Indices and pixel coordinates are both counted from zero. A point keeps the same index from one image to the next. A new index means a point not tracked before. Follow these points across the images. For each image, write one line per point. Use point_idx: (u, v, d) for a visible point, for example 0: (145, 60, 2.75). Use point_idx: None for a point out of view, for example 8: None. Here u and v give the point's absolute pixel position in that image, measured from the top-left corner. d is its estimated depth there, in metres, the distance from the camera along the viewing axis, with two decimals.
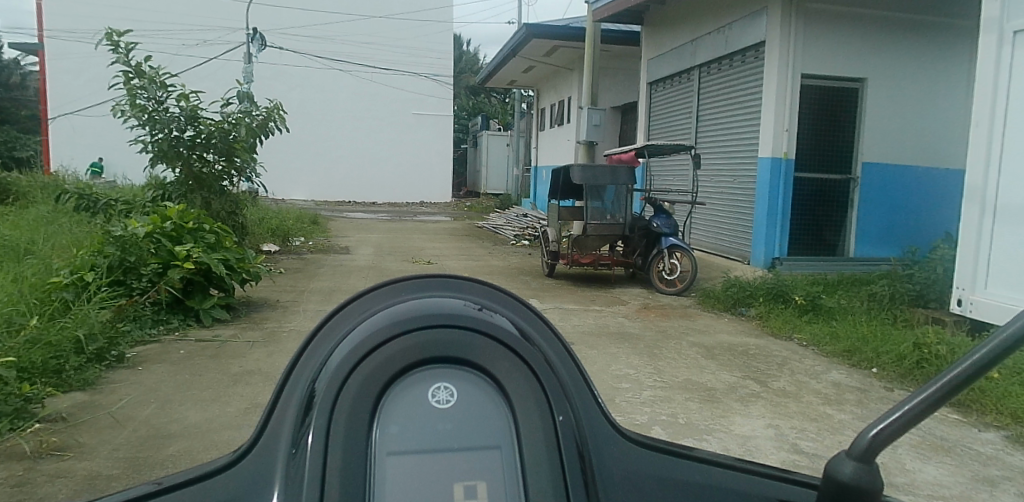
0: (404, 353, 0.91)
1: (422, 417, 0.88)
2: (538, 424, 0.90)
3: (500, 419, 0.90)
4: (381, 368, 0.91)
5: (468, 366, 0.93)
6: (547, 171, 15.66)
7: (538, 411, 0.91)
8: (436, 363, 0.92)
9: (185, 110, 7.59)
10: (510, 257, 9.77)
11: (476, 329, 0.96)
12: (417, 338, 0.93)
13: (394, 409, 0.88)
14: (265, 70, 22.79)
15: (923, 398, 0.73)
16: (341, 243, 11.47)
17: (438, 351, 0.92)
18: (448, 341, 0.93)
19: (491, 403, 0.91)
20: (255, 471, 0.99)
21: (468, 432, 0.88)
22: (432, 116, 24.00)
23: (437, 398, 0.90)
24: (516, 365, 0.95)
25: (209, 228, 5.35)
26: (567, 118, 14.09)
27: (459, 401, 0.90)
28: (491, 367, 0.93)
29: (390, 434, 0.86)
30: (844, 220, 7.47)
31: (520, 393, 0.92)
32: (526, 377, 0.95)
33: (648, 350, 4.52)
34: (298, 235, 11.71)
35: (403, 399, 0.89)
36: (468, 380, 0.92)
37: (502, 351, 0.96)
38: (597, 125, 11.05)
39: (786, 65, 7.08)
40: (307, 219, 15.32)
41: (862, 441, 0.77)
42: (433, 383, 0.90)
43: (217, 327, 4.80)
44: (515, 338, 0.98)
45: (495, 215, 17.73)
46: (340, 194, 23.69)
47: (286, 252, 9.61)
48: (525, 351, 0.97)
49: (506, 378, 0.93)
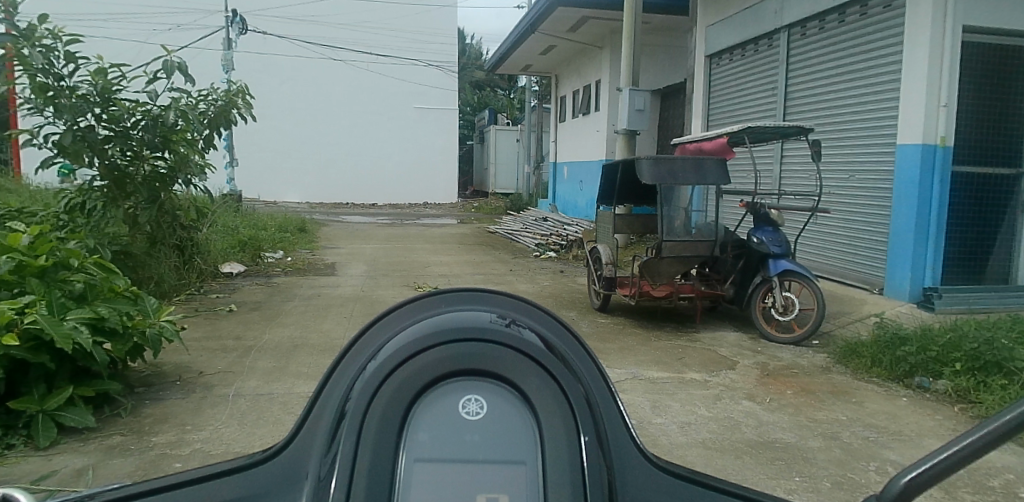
0: (429, 358, 0.81)
1: (444, 425, 0.77)
2: (573, 443, 0.76)
3: (528, 438, 0.77)
4: (399, 375, 0.80)
5: (496, 373, 0.81)
6: (570, 168, 13.59)
7: (571, 432, 0.77)
8: (458, 370, 0.80)
9: (97, 88, 5.42)
10: (538, 278, 7.68)
11: (499, 337, 0.84)
12: (440, 343, 0.83)
13: (407, 423, 0.77)
14: (253, 61, 20.71)
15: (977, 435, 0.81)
16: (327, 258, 9.42)
17: (462, 357, 0.81)
18: (470, 347, 0.82)
19: (519, 415, 0.78)
20: (258, 488, 0.91)
21: (494, 446, 0.76)
22: (436, 111, 21.93)
23: (466, 411, 0.78)
24: (551, 374, 0.82)
25: (88, 265, 3.32)
26: (597, 106, 11.95)
27: (487, 414, 0.78)
28: (522, 379, 0.80)
29: (413, 448, 0.76)
30: (1014, 232, 5.35)
31: (555, 407, 0.79)
32: (561, 391, 0.81)
33: (849, 497, 2.44)
34: (276, 250, 9.65)
35: (424, 406, 0.78)
36: (493, 390, 0.80)
37: (536, 363, 0.83)
38: (640, 111, 9.00)
39: (944, 12, 4.95)
40: (293, 227, 13.21)
41: (898, 486, 0.84)
42: (459, 392, 0.79)
43: (65, 447, 2.71)
44: (550, 353, 0.85)
45: (507, 219, 15.75)
46: (338, 197, 21.85)
47: (254, 275, 7.56)
48: (559, 367, 0.84)
49: (537, 390, 0.80)
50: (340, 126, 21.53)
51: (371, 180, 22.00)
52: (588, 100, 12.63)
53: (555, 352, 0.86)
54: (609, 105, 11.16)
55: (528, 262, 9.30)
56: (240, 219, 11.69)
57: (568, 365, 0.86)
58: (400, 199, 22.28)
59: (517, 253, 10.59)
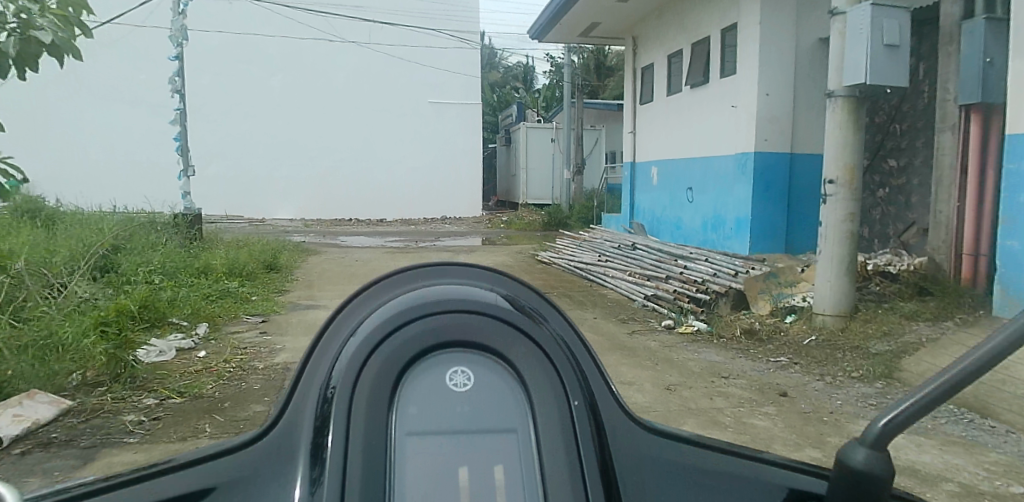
0: (427, 338, 1.12)
1: (445, 398, 1.07)
2: (548, 406, 1.10)
3: (516, 404, 1.09)
4: (407, 350, 1.11)
5: (484, 353, 1.12)
6: (664, 169, 9.34)
7: (554, 398, 1.11)
8: (455, 349, 1.12)
9: None
10: (744, 417, 3.28)
11: (489, 318, 1.16)
12: (439, 324, 1.13)
13: (413, 396, 1.08)
14: (234, 44, 16.63)
15: (918, 396, 0.82)
16: (283, 341, 4.96)
17: (460, 339, 1.12)
18: (468, 332, 1.13)
19: (505, 385, 1.11)
20: (257, 459, 1.18)
21: (483, 415, 1.08)
22: (457, 103, 17.79)
23: (455, 382, 1.09)
24: (526, 351, 1.15)
25: None
26: (727, 68, 7.55)
27: (473, 386, 1.10)
28: (507, 355, 1.13)
29: (409, 417, 1.06)
30: None
31: (530, 378, 1.12)
32: (533, 360, 1.14)
33: None
34: (192, 332, 5.12)
35: (429, 380, 1.10)
36: (480, 366, 1.12)
37: (515, 340, 1.16)
38: (893, 45, 4.59)
39: None
40: (256, 265, 8.58)
41: (875, 429, 0.85)
42: (450, 370, 1.10)
43: None
44: (521, 326, 1.17)
45: (564, 242, 11.20)
46: (337, 212, 17.62)
47: (60, 443, 2.89)
48: (530, 338, 1.17)
49: (522, 367, 1.13)
50: (341, 124, 17.36)
51: (379, 191, 17.80)
52: (704, 65, 8.14)
53: (528, 326, 1.18)
54: (759, 65, 6.82)
55: (669, 347, 4.77)
56: (158, 261, 7.03)
57: (536, 331, 1.19)
58: (414, 213, 17.95)
59: (626, 314, 5.97)
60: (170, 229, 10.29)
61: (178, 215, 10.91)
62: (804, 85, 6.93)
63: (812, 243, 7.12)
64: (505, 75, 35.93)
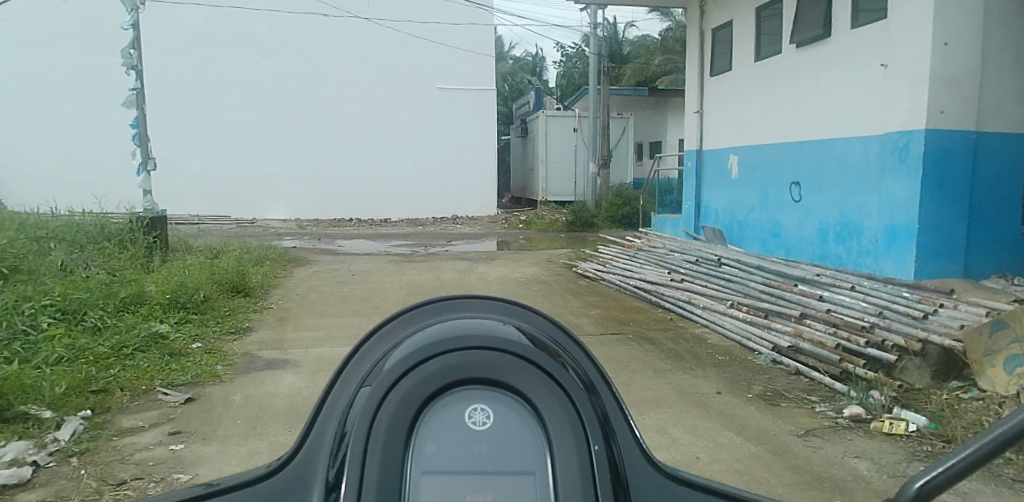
0: (443, 372, 0.92)
1: (459, 437, 0.88)
2: (576, 448, 0.90)
3: (534, 442, 0.90)
4: (421, 382, 0.92)
5: (502, 388, 0.92)
6: (749, 158, 7.18)
7: (578, 439, 0.90)
8: (471, 383, 0.92)
9: None
10: None
11: (511, 347, 0.96)
12: (453, 357, 0.94)
13: (426, 432, 0.89)
14: (218, 21, 14.58)
15: (958, 462, 1.06)
16: (200, 456, 2.80)
17: (477, 372, 0.92)
18: (487, 363, 0.93)
19: (526, 423, 0.91)
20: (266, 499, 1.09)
21: (503, 456, 0.88)
22: (472, 87, 15.60)
23: (473, 420, 0.90)
24: (551, 387, 0.94)
25: None
26: (869, 14, 5.36)
27: (495, 424, 0.90)
28: (527, 390, 0.93)
29: (424, 457, 0.87)
30: None
31: (557, 417, 0.91)
32: (560, 398, 0.94)
33: None
34: (39, 438, 2.90)
35: (442, 415, 0.90)
36: (500, 400, 0.92)
37: (538, 371, 0.95)
38: None
39: None
40: (218, 288, 6.41)
41: (911, 492, 1.06)
42: (468, 405, 0.90)
43: None
44: (547, 359, 0.98)
45: (610, 249, 9.08)
46: (335, 211, 15.50)
47: None
48: (557, 373, 0.96)
49: (543, 402, 0.92)
50: (339, 112, 15.21)
51: (383, 187, 15.66)
52: (822, 11, 5.93)
53: (553, 360, 0.98)
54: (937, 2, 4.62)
55: (903, 478, 2.61)
56: (63, 291, 4.86)
57: (563, 368, 0.99)
58: (421, 212, 15.86)
59: (762, 384, 3.82)
60: (119, 240, 8.12)
61: (133, 218, 8.70)
62: (999, 31, 4.72)
63: (998, 264, 4.93)
64: (515, 66, 33.32)
